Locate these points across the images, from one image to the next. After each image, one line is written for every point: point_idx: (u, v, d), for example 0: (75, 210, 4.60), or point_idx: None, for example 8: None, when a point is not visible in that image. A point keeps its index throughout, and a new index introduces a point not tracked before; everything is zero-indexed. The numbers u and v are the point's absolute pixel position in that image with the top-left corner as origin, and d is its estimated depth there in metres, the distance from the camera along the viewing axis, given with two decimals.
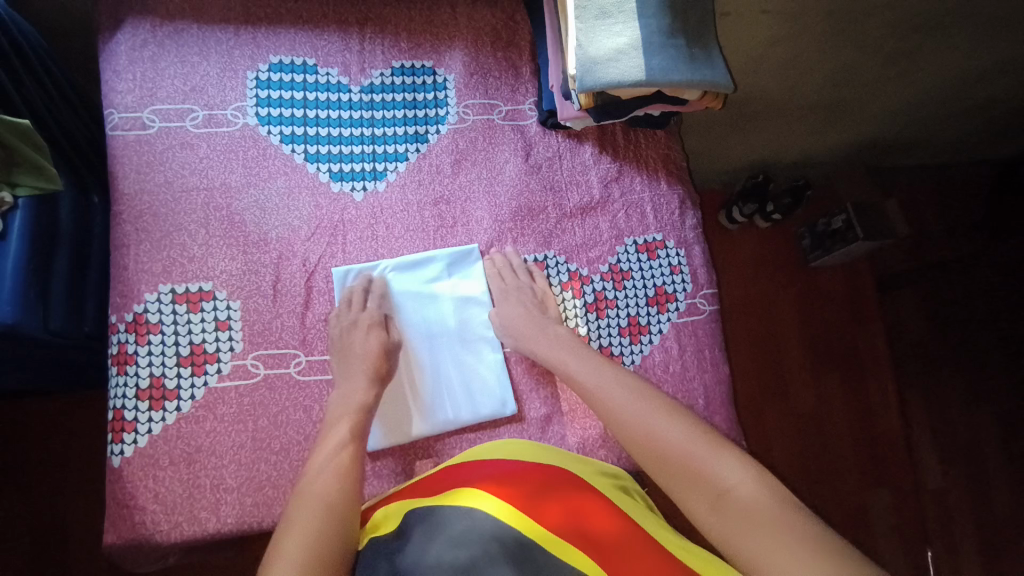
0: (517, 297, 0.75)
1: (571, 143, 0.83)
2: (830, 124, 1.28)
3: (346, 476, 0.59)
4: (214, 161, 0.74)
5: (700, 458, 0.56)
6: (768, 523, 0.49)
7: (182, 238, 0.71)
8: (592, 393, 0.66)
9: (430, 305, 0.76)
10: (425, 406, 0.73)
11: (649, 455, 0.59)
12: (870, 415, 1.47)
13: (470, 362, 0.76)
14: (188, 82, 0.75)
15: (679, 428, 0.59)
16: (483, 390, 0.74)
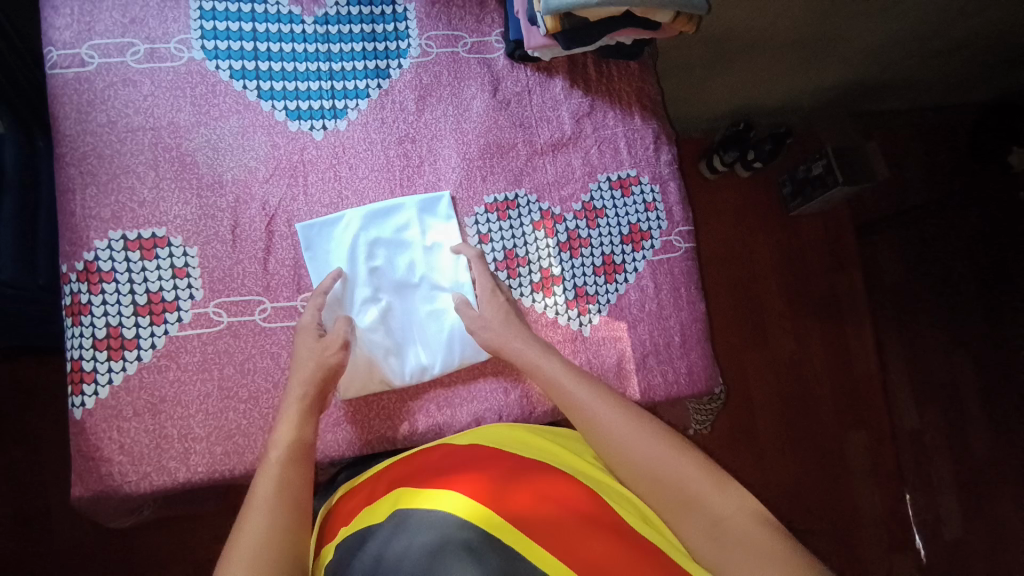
0: (496, 303, 0.70)
1: (541, 77, 0.80)
2: (810, 64, 1.26)
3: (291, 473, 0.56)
4: (160, 99, 0.70)
5: (687, 480, 0.51)
6: (760, 555, 0.45)
7: (131, 181, 0.68)
8: (569, 401, 0.61)
9: (402, 256, 0.73)
10: (398, 355, 0.71)
11: (628, 470, 0.54)
12: (849, 359, 1.50)
13: (444, 311, 0.74)
14: (127, 14, 0.70)
15: (662, 446, 0.54)
16: (460, 335, 0.72)
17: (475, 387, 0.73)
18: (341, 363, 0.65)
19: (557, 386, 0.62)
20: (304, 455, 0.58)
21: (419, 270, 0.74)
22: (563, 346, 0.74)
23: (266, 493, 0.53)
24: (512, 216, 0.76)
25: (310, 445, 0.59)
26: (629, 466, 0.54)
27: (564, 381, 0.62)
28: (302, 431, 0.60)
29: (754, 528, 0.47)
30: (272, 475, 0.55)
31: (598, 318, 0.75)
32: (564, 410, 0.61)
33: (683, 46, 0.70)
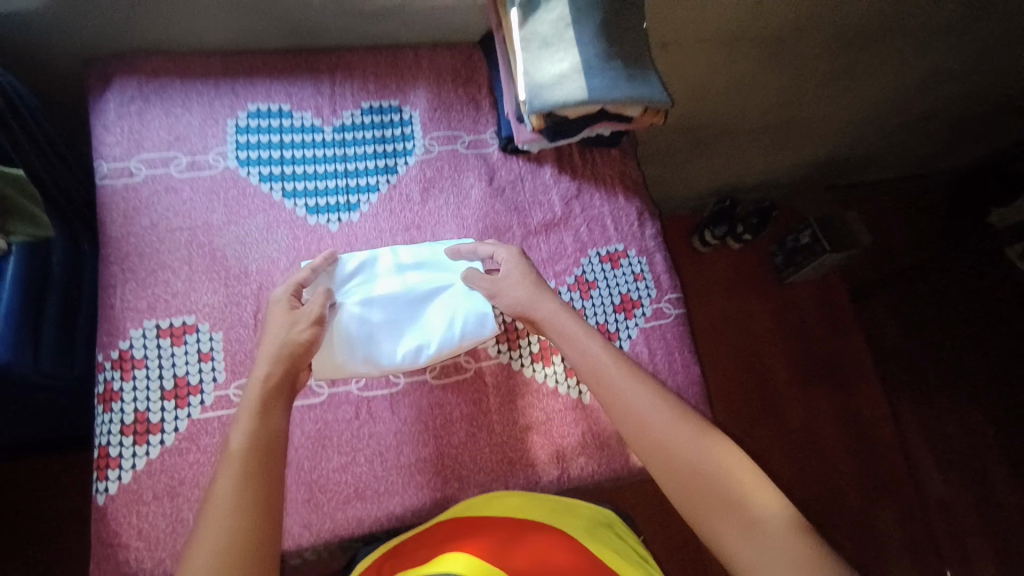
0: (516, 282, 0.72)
1: (531, 166, 0.89)
2: (781, 145, 1.45)
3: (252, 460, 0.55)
4: (197, 202, 0.79)
5: (723, 483, 0.57)
6: (786, 560, 0.51)
7: (166, 275, 0.75)
8: (604, 383, 0.64)
9: (407, 248, 0.77)
10: (402, 339, 0.74)
11: (663, 458, 0.59)
12: (861, 421, 1.49)
13: (445, 297, 0.76)
14: (173, 132, 0.81)
15: (702, 446, 0.59)
16: (465, 317, 0.75)
17: (482, 458, 0.73)
18: (312, 339, 0.64)
19: (593, 366, 0.65)
20: (267, 436, 0.57)
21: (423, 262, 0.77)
22: (565, 414, 0.76)
23: (226, 484, 0.53)
24: None
25: (271, 424, 0.58)
26: (670, 461, 0.59)
27: (607, 366, 0.65)
28: (264, 418, 0.58)
29: (775, 526, 0.54)
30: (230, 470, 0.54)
31: None
32: (596, 389, 0.65)
33: (654, 133, 0.81)
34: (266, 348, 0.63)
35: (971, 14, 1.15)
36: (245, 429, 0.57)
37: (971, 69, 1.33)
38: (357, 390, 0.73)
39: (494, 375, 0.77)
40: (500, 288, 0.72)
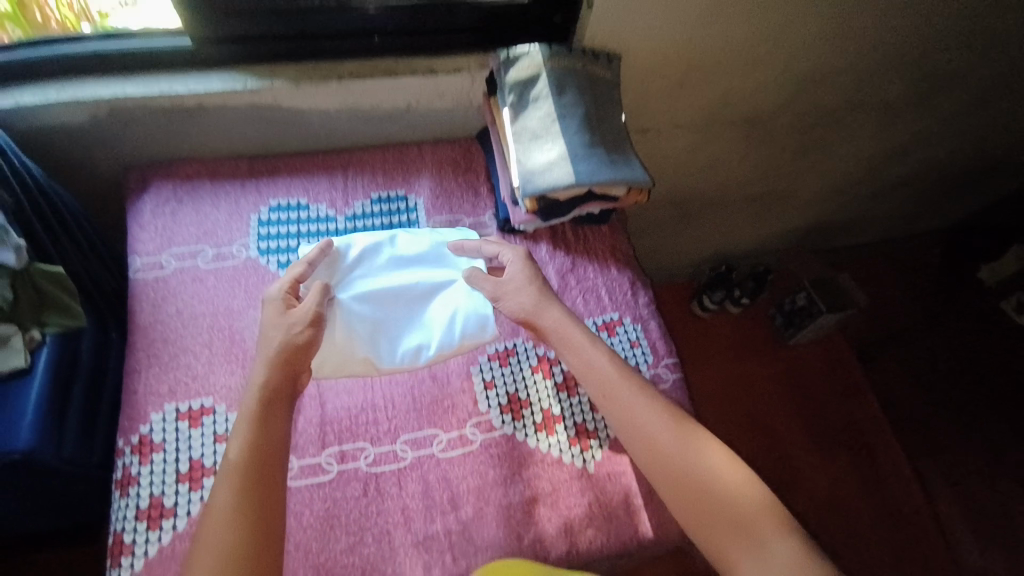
0: (520, 295, 0.80)
1: (528, 244, 0.95)
2: (769, 213, 1.56)
3: (247, 472, 0.63)
4: (220, 289, 0.85)
5: (720, 493, 0.68)
6: (772, 560, 0.63)
7: (188, 359, 0.80)
8: (611, 397, 0.74)
9: (410, 254, 0.85)
10: (404, 339, 0.80)
11: (666, 468, 0.69)
12: (883, 484, 1.49)
13: (444, 300, 0.83)
14: (202, 228, 0.89)
15: (701, 457, 0.70)
16: (465, 317, 0.81)
17: (489, 533, 0.73)
18: (310, 341, 0.71)
19: (602, 380, 0.75)
20: (262, 450, 0.64)
21: (425, 269, 0.84)
22: (570, 484, 0.77)
23: (226, 493, 0.62)
24: (512, 361, 0.85)
25: (268, 439, 0.65)
26: (670, 471, 0.69)
27: (615, 381, 0.75)
28: (260, 426, 0.66)
29: (764, 529, 0.66)
30: (228, 477, 0.62)
31: (600, 453, 0.79)
32: (603, 402, 0.74)
33: (639, 209, 0.88)
34: (263, 352, 0.71)
35: (926, 91, 1.26)
36: (243, 437, 0.65)
37: (936, 138, 1.43)
38: (366, 466, 0.75)
39: (498, 446, 0.78)
40: (506, 294, 0.80)
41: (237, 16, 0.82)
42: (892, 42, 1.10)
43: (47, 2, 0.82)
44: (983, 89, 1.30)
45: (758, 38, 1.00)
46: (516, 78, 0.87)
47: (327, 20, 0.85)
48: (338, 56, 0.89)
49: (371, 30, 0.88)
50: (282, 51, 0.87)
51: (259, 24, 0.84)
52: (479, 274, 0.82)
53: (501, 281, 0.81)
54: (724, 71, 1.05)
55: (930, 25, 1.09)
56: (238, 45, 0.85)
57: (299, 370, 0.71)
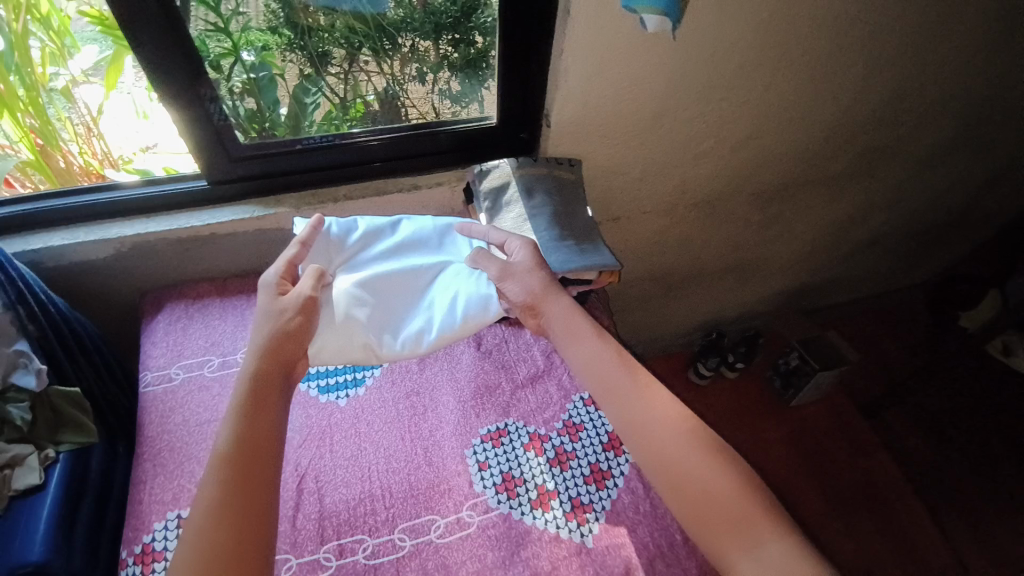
0: (528, 278, 0.87)
1: (513, 329, 1.03)
2: (747, 281, 1.67)
3: (234, 465, 0.64)
4: (224, 395, 0.91)
5: (720, 492, 0.69)
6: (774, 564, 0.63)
7: (192, 465, 0.83)
8: (613, 387, 0.79)
9: (407, 250, 0.96)
10: (408, 325, 0.90)
11: (664, 460, 0.72)
12: (908, 538, 1.54)
13: (443, 289, 0.93)
14: (210, 339, 0.97)
15: (699, 452, 0.72)
16: (465, 300, 0.91)
17: None
18: (299, 325, 0.78)
19: (603, 372, 0.80)
20: (247, 444, 0.66)
21: (422, 262, 0.95)
22: (570, 561, 0.76)
23: (211, 487, 0.63)
24: (504, 441, 0.88)
25: (252, 432, 0.67)
26: (663, 457, 0.72)
27: (613, 371, 0.80)
28: (250, 413, 0.69)
29: (766, 529, 0.66)
30: (216, 472, 0.64)
31: (598, 526, 0.80)
32: (603, 391, 0.79)
33: (613, 289, 0.95)
34: (255, 338, 0.76)
35: (867, 164, 1.40)
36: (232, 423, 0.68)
37: (886, 201, 1.57)
38: (364, 558, 0.75)
39: (496, 527, 0.79)
40: (512, 279, 0.87)
41: (242, 160, 0.95)
42: (825, 130, 1.23)
43: (71, 153, 1.01)
44: (919, 155, 1.45)
45: (703, 137, 1.11)
46: (490, 188, 1.00)
47: (320, 156, 0.98)
48: (333, 182, 1.03)
49: (360, 159, 1.02)
50: (283, 183, 1.00)
51: (262, 164, 0.97)
52: (480, 257, 0.91)
53: (511, 267, 0.88)
54: (677, 166, 1.16)
55: (856, 113, 1.22)
56: (243, 182, 0.98)
57: (290, 354, 0.76)
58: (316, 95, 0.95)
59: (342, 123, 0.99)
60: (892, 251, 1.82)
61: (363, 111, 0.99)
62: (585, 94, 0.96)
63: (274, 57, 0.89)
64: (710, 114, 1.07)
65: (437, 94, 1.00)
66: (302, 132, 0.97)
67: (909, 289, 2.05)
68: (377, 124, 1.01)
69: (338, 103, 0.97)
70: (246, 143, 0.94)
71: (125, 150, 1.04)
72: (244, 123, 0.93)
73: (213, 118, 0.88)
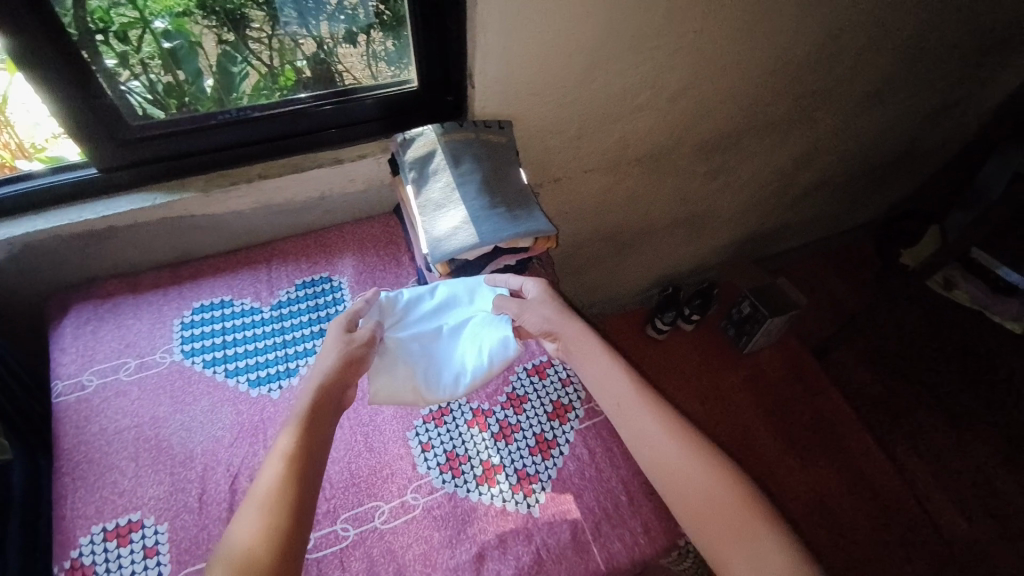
0: (541, 313, 0.85)
1: None
2: (697, 234, 1.68)
3: (290, 468, 0.66)
4: (144, 399, 0.86)
5: (717, 498, 0.70)
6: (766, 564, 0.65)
7: (114, 475, 0.79)
8: (622, 405, 0.78)
9: (452, 291, 0.89)
10: (443, 373, 0.84)
11: (669, 475, 0.72)
12: (856, 470, 1.64)
13: (480, 336, 0.87)
14: (125, 340, 0.91)
15: (703, 466, 0.72)
16: (497, 347, 0.85)
17: None
18: (363, 357, 0.78)
19: (615, 391, 0.79)
20: (306, 449, 0.68)
21: (464, 306, 0.89)
22: (516, 533, 0.76)
23: (269, 483, 0.64)
24: (447, 420, 0.86)
25: (311, 439, 0.69)
26: (672, 474, 0.72)
27: (625, 393, 0.79)
28: (306, 431, 0.69)
29: (764, 534, 0.68)
30: (278, 468, 0.65)
31: (544, 496, 0.79)
32: (617, 411, 0.78)
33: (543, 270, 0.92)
34: (322, 358, 0.76)
35: (810, 106, 1.38)
36: (288, 449, 0.67)
37: (831, 143, 1.57)
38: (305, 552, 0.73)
39: (440, 506, 0.78)
40: (531, 312, 0.85)
41: (149, 142, 0.87)
42: (763, 75, 1.20)
43: None
44: (861, 95, 1.44)
45: (639, 88, 1.07)
46: (414, 156, 0.93)
47: (238, 132, 0.90)
48: (252, 160, 0.94)
49: (285, 132, 0.94)
50: (194, 164, 0.91)
51: (172, 145, 0.88)
52: (506, 301, 0.87)
53: (526, 304, 0.86)
54: (615, 120, 1.12)
55: (795, 54, 1.19)
56: (148, 166, 0.90)
57: (348, 386, 0.76)
58: (243, 63, 0.87)
59: (270, 93, 0.91)
60: (838, 194, 1.84)
61: (294, 80, 0.92)
62: (508, 51, 0.88)
63: (189, 24, 0.81)
64: (644, 63, 1.02)
65: (370, 57, 0.94)
66: (228, 106, 0.89)
67: (855, 230, 2.09)
68: (305, 95, 0.94)
69: (266, 72, 0.89)
70: (165, 119, 0.87)
71: (36, 136, 0.87)
72: (161, 98, 0.85)
73: (115, 93, 0.81)
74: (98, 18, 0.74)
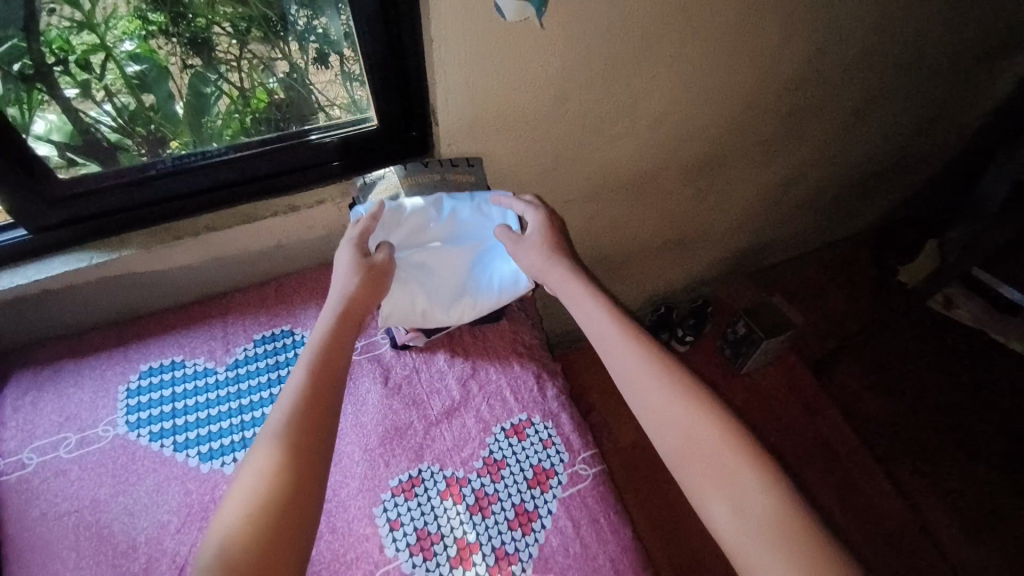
0: (532, 251, 0.86)
1: (424, 356, 0.91)
2: (687, 253, 1.61)
3: (314, 393, 0.67)
4: (85, 479, 0.78)
5: (699, 437, 0.69)
6: (745, 504, 0.65)
7: (55, 567, 0.71)
8: (605, 339, 0.79)
9: (460, 216, 0.87)
10: (452, 301, 0.88)
11: (648, 412, 0.73)
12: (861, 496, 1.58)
13: (486, 265, 0.91)
14: (65, 412, 0.83)
15: (685, 401, 0.72)
16: (503, 279, 0.90)
17: None
18: (377, 283, 0.79)
19: (602, 327, 0.79)
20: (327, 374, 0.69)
21: (472, 233, 0.89)
22: None
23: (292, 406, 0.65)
24: (418, 492, 0.78)
25: (331, 365, 0.70)
26: (655, 412, 0.72)
27: (609, 328, 0.79)
28: (325, 359, 0.70)
29: (745, 471, 0.67)
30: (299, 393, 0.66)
31: None
32: (600, 345, 0.79)
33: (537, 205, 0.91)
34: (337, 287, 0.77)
35: (798, 123, 1.32)
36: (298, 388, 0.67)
37: (822, 158, 1.51)
38: None
39: None
40: (523, 251, 0.86)
41: (99, 193, 0.81)
42: (747, 96, 1.14)
43: None
44: (850, 109, 1.38)
45: (615, 117, 1.00)
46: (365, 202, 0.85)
47: (192, 179, 0.84)
48: (206, 210, 0.88)
49: (242, 178, 0.87)
50: (141, 217, 0.85)
51: (120, 196, 0.82)
52: (509, 230, 0.87)
53: (523, 240, 0.87)
54: (592, 150, 1.05)
55: (778, 74, 1.13)
56: (91, 222, 0.83)
57: (362, 317, 0.77)
58: (215, 85, 0.81)
59: (241, 117, 0.86)
60: (832, 205, 1.77)
61: (267, 101, 0.85)
62: (472, 88, 0.82)
63: (154, 48, 0.75)
64: (619, 92, 0.95)
65: (345, 80, 0.86)
66: (200, 132, 0.85)
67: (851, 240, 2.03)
68: (274, 128, 0.88)
69: (239, 93, 0.83)
70: (128, 157, 0.83)
71: None
72: (127, 126, 0.81)
73: (79, 121, 0.78)
74: (57, 47, 0.71)
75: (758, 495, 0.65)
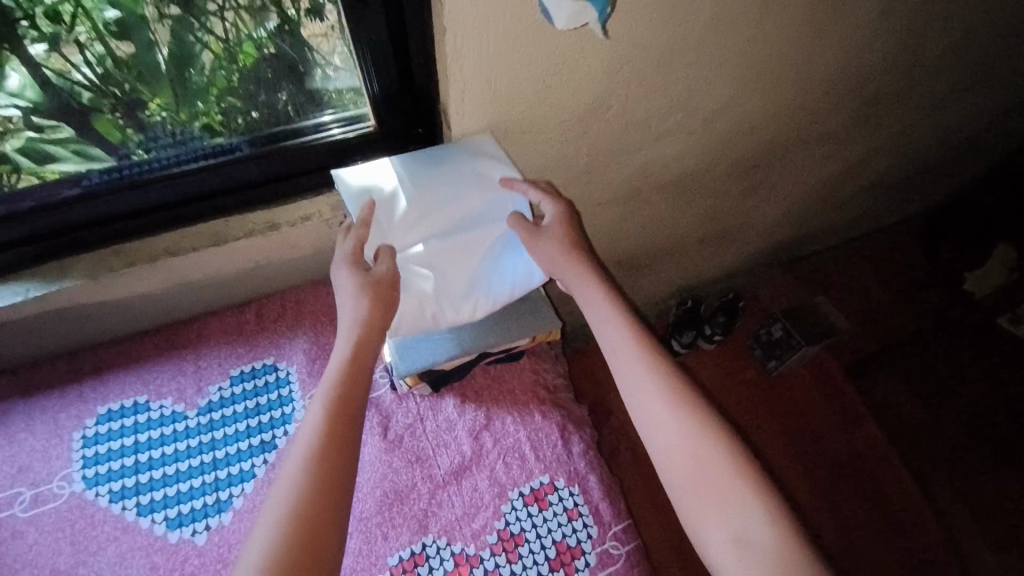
0: (541, 237, 0.67)
1: (430, 400, 0.78)
2: (724, 250, 1.44)
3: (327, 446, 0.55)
4: (44, 545, 0.68)
5: (703, 458, 0.59)
6: (747, 543, 0.56)
7: None
8: (606, 332, 0.66)
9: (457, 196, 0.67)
10: (460, 301, 0.66)
11: (649, 421, 0.62)
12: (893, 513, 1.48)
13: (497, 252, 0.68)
14: (16, 464, 0.72)
15: (690, 416, 0.61)
16: (519, 271, 0.68)
17: None
18: (384, 297, 0.62)
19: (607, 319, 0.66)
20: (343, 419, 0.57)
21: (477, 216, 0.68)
22: None
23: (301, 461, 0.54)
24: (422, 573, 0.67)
25: (348, 405, 0.58)
26: (659, 422, 0.62)
27: (613, 321, 0.66)
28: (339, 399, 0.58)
29: (747, 501, 0.58)
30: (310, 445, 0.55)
31: None
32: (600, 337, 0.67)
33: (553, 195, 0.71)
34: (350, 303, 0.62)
35: (874, 110, 1.11)
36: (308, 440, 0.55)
37: (891, 146, 1.30)
38: None
39: None
40: (533, 238, 0.67)
41: (53, 208, 0.67)
42: (827, 81, 0.93)
43: None
44: (936, 91, 1.16)
45: (667, 113, 0.81)
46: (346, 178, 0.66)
47: (172, 186, 0.70)
48: (178, 225, 0.73)
49: (217, 187, 0.72)
50: (93, 237, 0.71)
51: (79, 212, 0.69)
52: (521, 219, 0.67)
53: (536, 230, 0.67)
54: (634, 150, 0.87)
55: (867, 54, 0.92)
56: (38, 241, 0.69)
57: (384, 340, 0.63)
58: (200, 35, 0.62)
59: (229, 74, 0.66)
60: (891, 194, 1.57)
61: (257, 57, 0.66)
62: (493, 85, 0.64)
63: None
64: (676, 84, 0.76)
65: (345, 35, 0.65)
66: (183, 87, 0.66)
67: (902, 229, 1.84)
68: (277, 111, 0.72)
69: (225, 44, 0.64)
70: (106, 146, 0.68)
71: None
72: (100, 85, 0.63)
73: (41, 75, 0.60)
74: None
75: (761, 528, 0.56)
